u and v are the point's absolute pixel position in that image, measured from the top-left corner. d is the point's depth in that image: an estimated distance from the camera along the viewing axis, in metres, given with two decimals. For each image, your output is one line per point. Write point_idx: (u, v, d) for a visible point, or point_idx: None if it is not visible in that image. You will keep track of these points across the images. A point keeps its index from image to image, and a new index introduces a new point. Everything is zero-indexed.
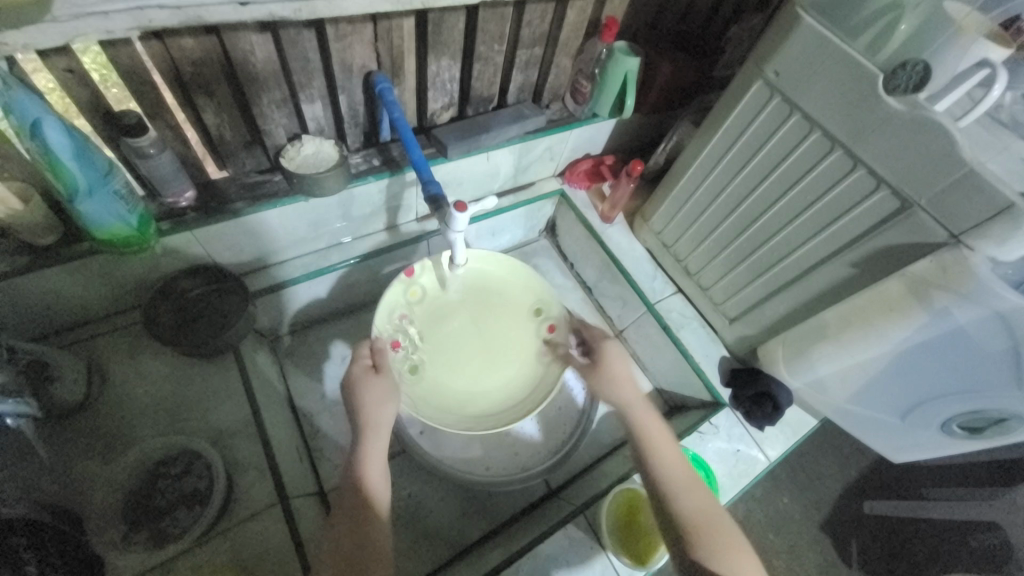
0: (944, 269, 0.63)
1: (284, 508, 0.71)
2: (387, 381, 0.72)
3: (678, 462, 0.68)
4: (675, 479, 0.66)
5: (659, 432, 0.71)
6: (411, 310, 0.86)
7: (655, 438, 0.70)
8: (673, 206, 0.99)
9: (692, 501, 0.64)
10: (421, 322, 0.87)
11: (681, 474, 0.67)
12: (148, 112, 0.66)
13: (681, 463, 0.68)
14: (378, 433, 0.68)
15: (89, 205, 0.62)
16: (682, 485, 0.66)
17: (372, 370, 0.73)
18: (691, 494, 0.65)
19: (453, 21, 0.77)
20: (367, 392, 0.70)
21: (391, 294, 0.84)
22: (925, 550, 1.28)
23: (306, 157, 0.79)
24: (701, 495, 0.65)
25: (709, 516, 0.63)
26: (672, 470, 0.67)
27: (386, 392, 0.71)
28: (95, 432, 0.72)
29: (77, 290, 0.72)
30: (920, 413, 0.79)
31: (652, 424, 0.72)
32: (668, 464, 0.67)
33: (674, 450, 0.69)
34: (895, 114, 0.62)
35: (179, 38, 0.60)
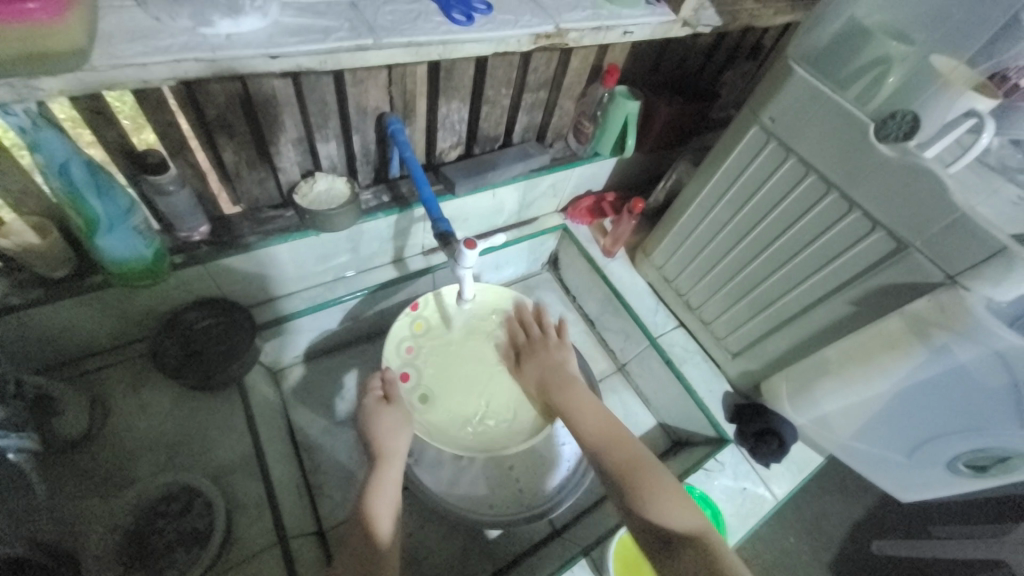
0: (942, 309, 0.65)
1: (284, 549, 0.69)
2: (398, 410, 0.74)
3: (598, 417, 0.71)
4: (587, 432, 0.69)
5: (558, 384, 0.78)
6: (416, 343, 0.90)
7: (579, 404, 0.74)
8: (674, 241, 1.01)
9: (616, 454, 0.65)
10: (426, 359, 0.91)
11: (604, 431, 0.69)
12: (170, 150, 0.69)
13: (597, 412, 0.72)
14: (388, 461, 0.69)
15: (108, 240, 0.63)
16: (595, 437, 0.68)
17: (384, 400, 0.75)
18: (622, 446, 0.66)
19: (464, 67, 0.81)
20: (379, 421, 0.72)
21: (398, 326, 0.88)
22: None
23: (319, 193, 0.82)
24: (624, 445, 0.66)
25: (631, 463, 0.63)
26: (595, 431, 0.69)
27: (398, 421, 0.73)
28: (95, 467, 0.71)
29: (86, 322, 0.72)
30: (926, 450, 0.79)
31: (565, 374, 0.80)
32: (587, 421, 0.71)
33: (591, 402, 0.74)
34: (886, 161, 0.65)
35: (205, 83, 0.63)
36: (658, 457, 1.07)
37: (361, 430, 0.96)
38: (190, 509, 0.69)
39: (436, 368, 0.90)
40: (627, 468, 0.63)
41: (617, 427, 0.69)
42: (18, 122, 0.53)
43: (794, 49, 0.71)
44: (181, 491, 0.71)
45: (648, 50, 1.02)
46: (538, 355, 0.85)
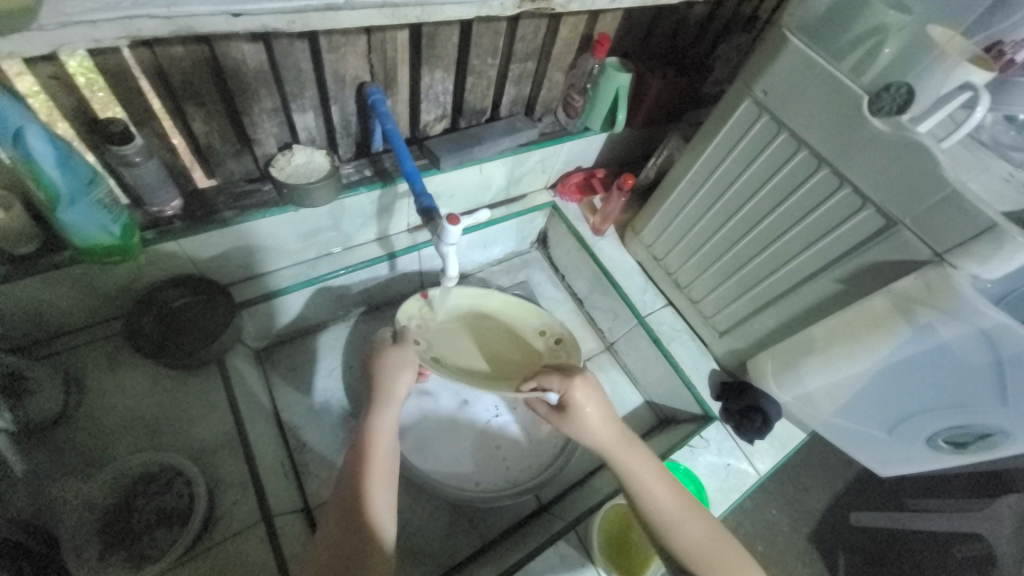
0: (928, 286, 0.64)
1: (268, 527, 0.69)
2: (405, 353, 0.79)
3: (667, 491, 0.67)
4: (661, 512, 0.65)
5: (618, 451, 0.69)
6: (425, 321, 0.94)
7: (640, 476, 0.67)
8: (663, 219, 1.00)
9: (691, 530, 0.64)
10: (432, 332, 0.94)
11: (683, 511, 0.65)
12: (135, 120, 0.65)
13: (668, 488, 0.67)
14: (389, 401, 0.73)
15: (71, 214, 0.60)
16: (671, 517, 0.65)
17: (393, 343, 0.81)
18: (691, 523, 0.64)
19: (447, 34, 0.78)
20: (387, 365, 0.75)
21: (408, 302, 0.91)
22: (911, 560, 1.29)
23: (297, 167, 0.79)
24: (694, 518, 0.65)
25: (705, 541, 0.63)
26: (664, 507, 0.65)
27: (404, 363, 0.76)
28: (73, 446, 0.69)
29: (57, 300, 0.70)
30: (906, 426, 0.80)
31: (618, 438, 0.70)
32: (657, 494, 0.66)
33: (656, 472, 0.68)
34: (879, 135, 0.63)
35: (169, 46, 0.59)
36: (644, 434, 1.08)
37: (347, 410, 0.95)
38: (171, 488, 0.68)
39: (443, 337, 0.95)
40: (705, 548, 0.63)
41: (686, 501, 0.67)
42: None
43: (789, 18, 0.68)
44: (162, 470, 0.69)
45: (642, 19, 0.98)
46: (600, 415, 0.72)
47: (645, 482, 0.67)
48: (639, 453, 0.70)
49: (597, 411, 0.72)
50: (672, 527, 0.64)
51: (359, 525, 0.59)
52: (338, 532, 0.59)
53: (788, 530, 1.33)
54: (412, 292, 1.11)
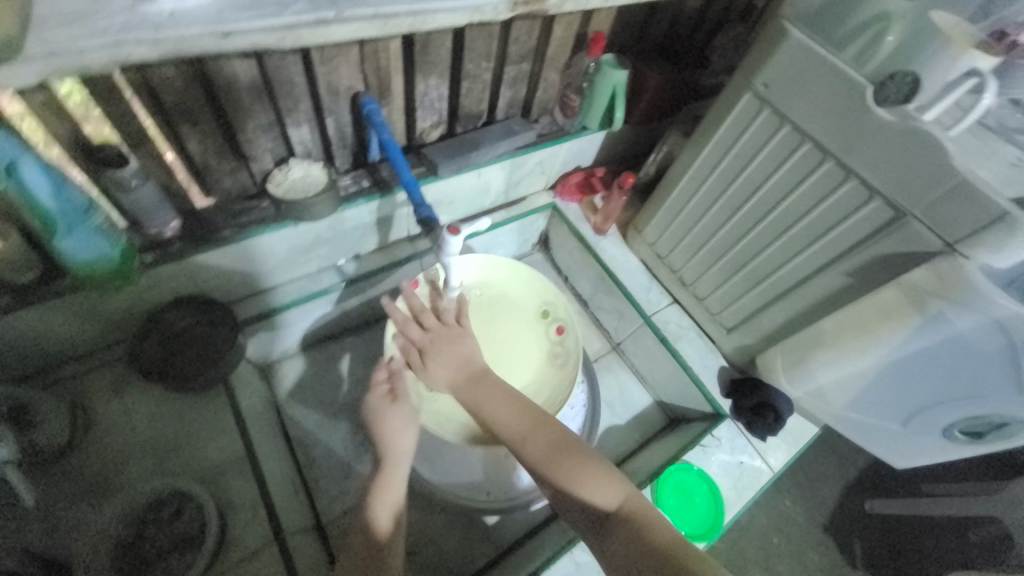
0: (940, 278, 0.63)
1: (282, 546, 0.69)
2: (405, 407, 0.70)
3: (514, 412, 0.69)
4: (505, 425, 0.69)
5: (465, 376, 0.73)
6: (415, 328, 0.87)
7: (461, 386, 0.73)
8: (665, 217, 0.99)
9: (536, 446, 0.66)
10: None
11: (522, 419, 0.69)
12: (130, 143, 0.65)
13: (518, 409, 0.70)
14: (398, 463, 0.67)
15: (69, 242, 0.59)
16: (516, 431, 0.68)
17: (390, 397, 0.71)
18: (541, 433, 0.67)
19: (440, 40, 0.77)
20: (391, 423, 0.68)
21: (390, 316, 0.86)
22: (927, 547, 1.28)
23: (294, 182, 0.78)
24: (540, 435, 0.67)
25: (549, 451, 0.65)
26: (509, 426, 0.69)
27: (406, 419, 0.69)
28: (83, 474, 0.69)
29: (59, 328, 0.69)
30: (921, 418, 0.79)
31: (474, 366, 0.74)
32: (506, 416, 0.69)
33: (501, 391, 0.71)
34: (885, 125, 0.62)
35: (159, 68, 0.59)
36: (655, 435, 1.07)
37: (355, 423, 0.95)
38: (182, 513, 0.67)
39: None
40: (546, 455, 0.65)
41: (528, 410, 0.70)
42: None
43: (789, 9, 0.67)
44: (172, 494, 0.69)
45: (636, 15, 0.97)
46: (442, 355, 0.73)
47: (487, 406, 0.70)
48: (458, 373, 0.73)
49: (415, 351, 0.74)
50: (519, 444, 0.68)
51: None
52: None
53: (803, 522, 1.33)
54: None
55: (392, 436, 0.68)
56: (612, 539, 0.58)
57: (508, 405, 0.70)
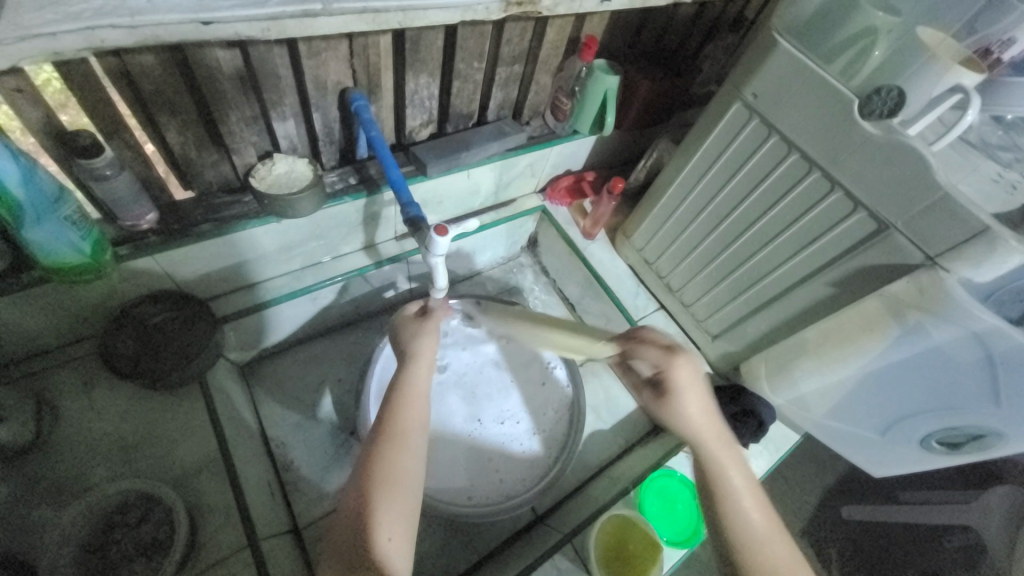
0: (921, 290, 0.64)
1: (254, 550, 0.66)
2: (431, 323, 0.74)
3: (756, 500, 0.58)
4: (733, 492, 0.58)
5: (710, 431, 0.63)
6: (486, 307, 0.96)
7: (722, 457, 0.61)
8: (654, 223, 0.99)
9: (778, 551, 0.54)
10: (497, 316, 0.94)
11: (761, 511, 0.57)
12: (106, 131, 0.62)
13: (760, 504, 0.58)
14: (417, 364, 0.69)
15: (37, 234, 0.57)
16: (744, 506, 0.58)
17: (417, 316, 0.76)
18: (779, 542, 0.55)
19: (431, 38, 0.76)
20: (411, 331, 0.72)
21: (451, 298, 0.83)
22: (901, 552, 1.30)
23: (278, 176, 0.76)
24: (780, 541, 0.55)
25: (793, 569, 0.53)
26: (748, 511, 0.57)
27: (430, 334, 0.72)
28: (47, 474, 0.66)
29: (25, 321, 0.66)
30: (901, 428, 0.80)
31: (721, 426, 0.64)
32: (744, 500, 0.58)
33: (748, 480, 0.60)
34: (871, 138, 0.63)
35: (137, 55, 0.57)
36: None
37: (336, 423, 0.93)
38: (151, 516, 0.65)
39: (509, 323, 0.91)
40: (765, 547, 0.55)
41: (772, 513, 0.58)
42: None
43: (779, 20, 0.67)
44: (139, 497, 0.66)
45: (629, 21, 0.97)
46: (698, 396, 0.65)
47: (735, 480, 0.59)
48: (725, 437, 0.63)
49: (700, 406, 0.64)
50: (752, 544, 0.55)
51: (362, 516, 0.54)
52: (353, 501, 0.55)
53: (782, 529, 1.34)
54: (400, 300, 1.09)
55: (420, 340, 0.71)
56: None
57: (758, 496, 0.59)
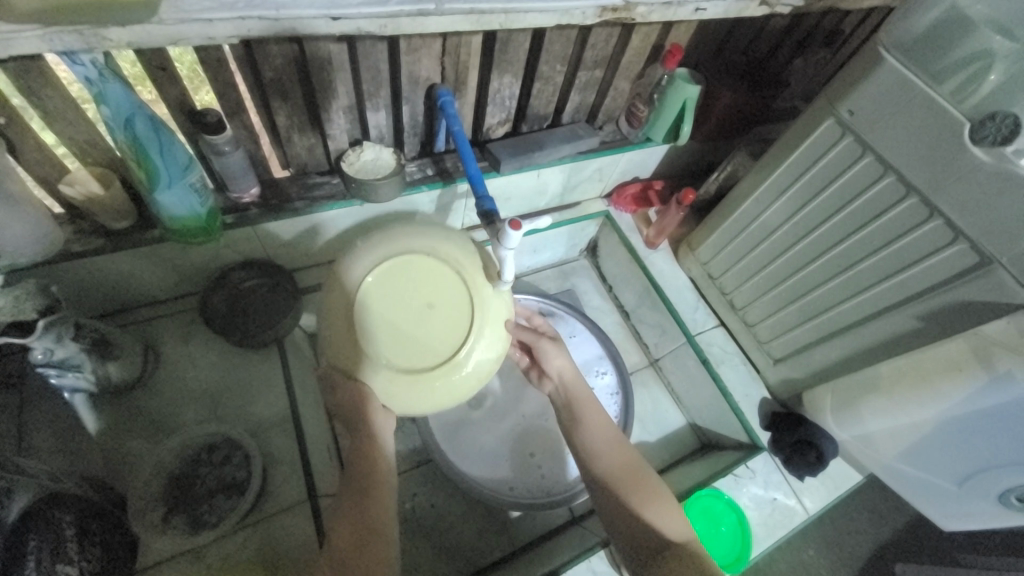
0: (1022, 333, 0.59)
1: (314, 505, 0.71)
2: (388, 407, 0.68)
3: (613, 442, 0.70)
4: (592, 437, 0.71)
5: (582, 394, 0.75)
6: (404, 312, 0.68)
7: (581, 402, 0.74)
8: (722, 238, 0.97)
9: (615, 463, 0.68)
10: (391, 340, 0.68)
11: (609, 443, 0.70)
12: (227, 111, 0.70)
13: (617, 445, 0.70)
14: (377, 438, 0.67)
15: (166, 196, 0.64)
16: (600, 445, 0.70)
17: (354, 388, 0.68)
18: (618, 453, 0.69)
19: (520, 40, 0.79)
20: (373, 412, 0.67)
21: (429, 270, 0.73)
22: None
23: (366, 163, 0.82)
24: (623, 455, 0.69)
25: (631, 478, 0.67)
26: (597, 437, 0.70)
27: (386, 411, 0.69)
28: (147, 410, 0.74)
29: (142, 273, 0.75)
30: (979, 481, 0.74)
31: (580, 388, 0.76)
32: (600, 438, 0.70)
33: (606, 426, 0.72)
34: (980, 166, 0.59)
35: (264, 44, 0.63)
36: (684, 457, 1.04)
37: None
38: (230, 459, 0.72)
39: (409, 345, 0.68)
40: (627, 475, 0.67)
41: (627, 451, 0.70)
42: (85, 72, 0.53)
43: (886, 36, 0.64)
44: (221, 441, 0.73)
45: (716, 30, 0.96)
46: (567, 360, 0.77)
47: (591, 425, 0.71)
48: (591, 400, 0.74)
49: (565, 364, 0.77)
50: (600, 457, 0.69)
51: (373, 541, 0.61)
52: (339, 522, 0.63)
53: None
54: None
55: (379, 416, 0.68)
56: (659, 564, 0.57)
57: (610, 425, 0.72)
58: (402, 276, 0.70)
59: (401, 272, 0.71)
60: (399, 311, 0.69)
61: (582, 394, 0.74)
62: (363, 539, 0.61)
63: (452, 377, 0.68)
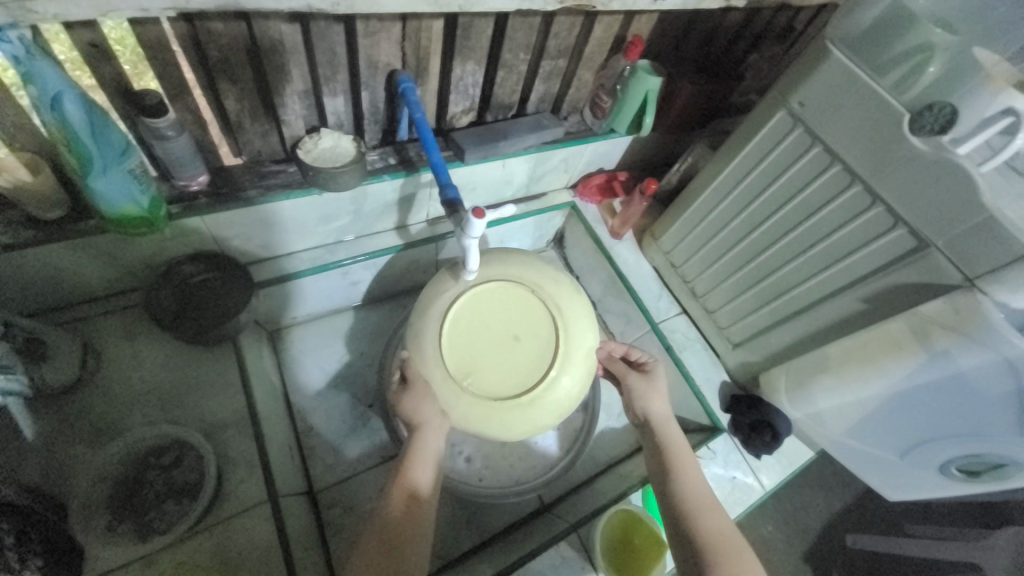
0: (956, 310, 0.63)
1: (273, 505, 0.68)
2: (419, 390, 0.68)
3: (703, 497, 0.64)
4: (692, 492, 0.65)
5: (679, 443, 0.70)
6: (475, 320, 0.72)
7: (677, 450, 0.69)
8: (684, 227, 0.99)
9: (710, 523, 0.61)
10: (468, 360, 0.70)
11: (702, 499, 0.64)
12: (170, 93, 0.65)
13: (711, 508, 0.63)
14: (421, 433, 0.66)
15: (101, 184, 0.60)
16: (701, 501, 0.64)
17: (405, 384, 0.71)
18: (713, 515, 0.62)
19: (482, 26, 0.77)
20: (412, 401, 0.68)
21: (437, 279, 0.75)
22: None
23: (323, 151, 0.79)
24: (716, 516, 0.62)
25: (724, 540, 0.59)
26: (690, 492, 0.65)
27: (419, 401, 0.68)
28: (86, 414, 0.69)
29: (78, 268, 0.70)
30: (918, 452, 0.79)
31: (676, 441, 0.71)
32: (690, 490, 0.64)
33: (700, 481, 0.66)
34: (918, 155, 0.62)
35: (208, 21, 0.60)
36: None
37: (355, 396, 0.95)
38: (183, 461, 0.69)
39: (482, 367, 0.70)
40: (721, 535, 0.60)
41: (722, 511, 0.63)
42: (11, 50, 0.48)
43: (833, 30, 0.67)
44: (173, 442, 0.70)
45: (676, 23, 0.97)
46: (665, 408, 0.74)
47: (683, 471, 0.67)
48: (690, 456, 0.69)
49: (661, 406, 0.74)
50: (693, 512, 0.62)
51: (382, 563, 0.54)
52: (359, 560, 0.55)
53: (784, 549, 1.35)
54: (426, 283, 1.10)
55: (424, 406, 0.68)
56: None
57: (706, 485, 0.66)
58: (489, 306, 0.73)
59: (487, 301, 0.73)
60: (479, 337, 0.71)
61: (681, 448, 0.69)
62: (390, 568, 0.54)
63: (531, 410, 0.69)
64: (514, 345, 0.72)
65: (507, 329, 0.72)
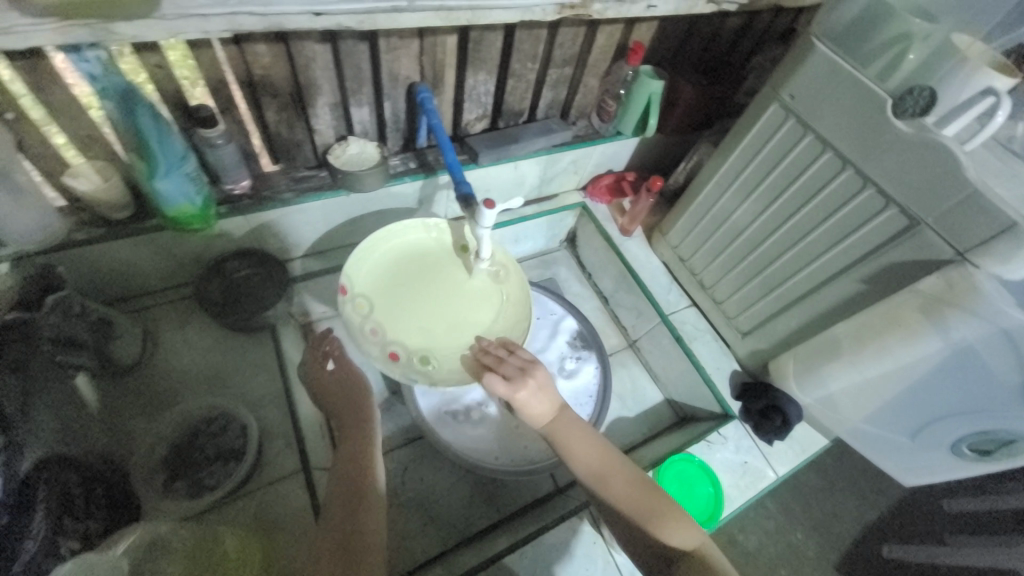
0: (950, 286, 0.65)
1: (306, 476, 0.75)
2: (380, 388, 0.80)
3: (593, 454, 0.70)
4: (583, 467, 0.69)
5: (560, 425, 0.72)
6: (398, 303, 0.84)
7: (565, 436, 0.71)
8: (689, 222, 1.03)
9: (616, 484, 0.67)
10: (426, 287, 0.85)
11: (601, 460, 0.69)
12: (220, 107, 0.75)
13: (607, 461, 0.69)
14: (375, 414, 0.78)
15: (164, 184, 0.69)
16: (592, 472, 0.68)
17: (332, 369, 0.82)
18: (615, 473, 0.68)
19: (491, 39, 0.85)
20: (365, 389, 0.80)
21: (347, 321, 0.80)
22: None
23: (350, 156, 0.87)
24: (616, 474, 0.68)
25: (632, 491, 0.66)
26: (588, 464, 0.69)
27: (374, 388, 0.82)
28: (144, 390, 0.78)
29: (141, 262, 0.80)
30: (929, 433, 0.80)
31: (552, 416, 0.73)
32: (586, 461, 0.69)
33: (591, 443, 0.71)
34: (902, 136, 0.65)
35: (254, 44, 0.69)
36: (663, 430, 1.09)
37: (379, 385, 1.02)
38: (228, 429, 0.75)
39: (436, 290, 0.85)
40: (631, 496, 0.66)
41: (617, 463, 0.69)
42: (90, 68, 0.60)
43: (818, 26, 0.71)
44: (219, 414, 0.77)
45: (676, 30, 1.03)
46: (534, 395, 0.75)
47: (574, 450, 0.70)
48: (576, 430, 0.72)
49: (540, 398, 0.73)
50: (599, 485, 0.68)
51: (355, 500, 0.65)
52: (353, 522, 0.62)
53: (816, 558, 1.33)
54: None
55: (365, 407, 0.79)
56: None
57: (593, 444, 0.71)
58: (408, 295, 0.84)
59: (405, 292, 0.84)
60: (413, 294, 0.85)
61: (565, 422, 0.72)
62: (351, 509, 0.64)
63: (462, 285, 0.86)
64: (450, 300, 0.85)
65: (430, 310, 0.84)
